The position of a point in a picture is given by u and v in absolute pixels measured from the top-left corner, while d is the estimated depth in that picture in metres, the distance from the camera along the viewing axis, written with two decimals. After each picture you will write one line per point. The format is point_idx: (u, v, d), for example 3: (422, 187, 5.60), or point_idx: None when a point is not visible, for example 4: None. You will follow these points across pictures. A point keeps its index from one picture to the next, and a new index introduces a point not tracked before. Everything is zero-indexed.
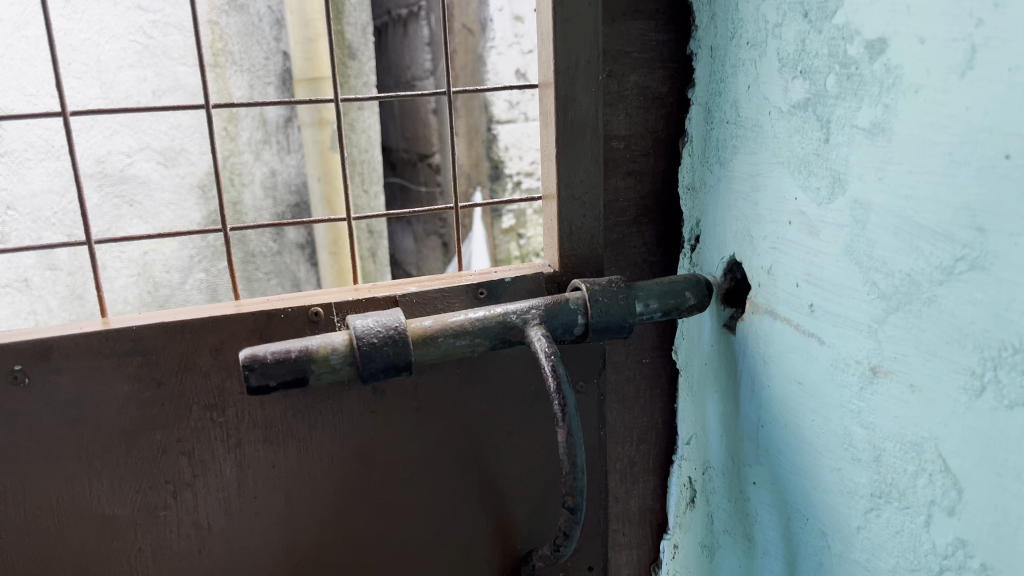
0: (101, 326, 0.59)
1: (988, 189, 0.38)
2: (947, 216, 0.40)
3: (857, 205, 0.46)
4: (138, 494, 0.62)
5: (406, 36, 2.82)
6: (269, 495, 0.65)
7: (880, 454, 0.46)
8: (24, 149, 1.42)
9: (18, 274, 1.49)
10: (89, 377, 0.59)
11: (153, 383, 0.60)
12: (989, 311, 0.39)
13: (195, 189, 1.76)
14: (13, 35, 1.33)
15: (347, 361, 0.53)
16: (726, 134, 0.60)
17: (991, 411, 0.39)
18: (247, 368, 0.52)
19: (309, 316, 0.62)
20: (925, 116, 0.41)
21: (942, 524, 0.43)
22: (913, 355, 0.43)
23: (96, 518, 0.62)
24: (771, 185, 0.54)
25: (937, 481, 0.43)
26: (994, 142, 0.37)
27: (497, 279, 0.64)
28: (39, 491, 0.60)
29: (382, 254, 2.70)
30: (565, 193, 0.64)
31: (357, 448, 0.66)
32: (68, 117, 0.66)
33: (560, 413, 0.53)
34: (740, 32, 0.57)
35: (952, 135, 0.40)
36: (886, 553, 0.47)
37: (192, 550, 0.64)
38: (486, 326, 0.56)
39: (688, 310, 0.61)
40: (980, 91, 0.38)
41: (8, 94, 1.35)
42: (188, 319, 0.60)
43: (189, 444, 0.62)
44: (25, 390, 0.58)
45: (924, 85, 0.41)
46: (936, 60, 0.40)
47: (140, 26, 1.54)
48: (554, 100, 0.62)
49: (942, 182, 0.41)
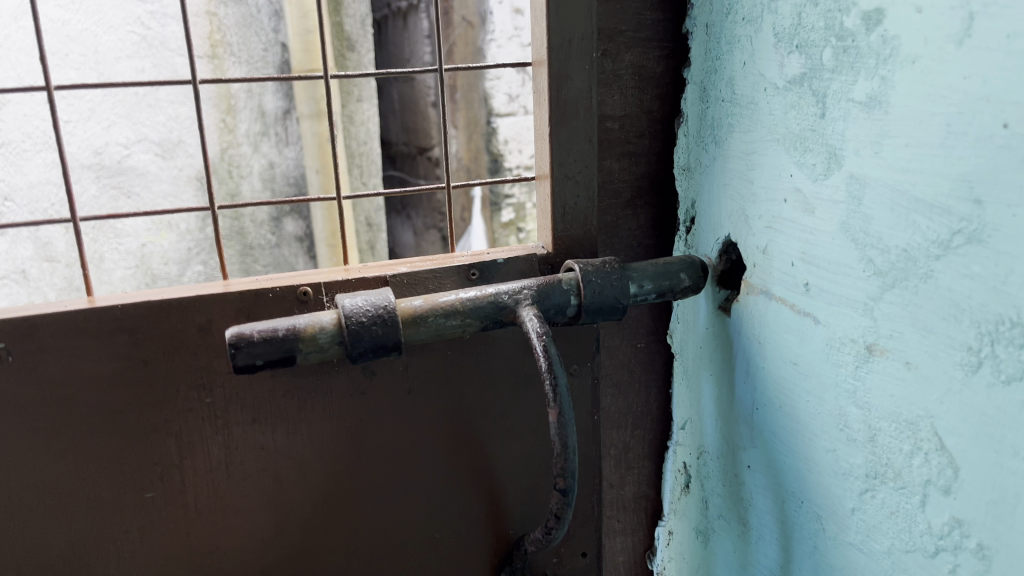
0: (87, 304, 0.59)
1: (986, 160, 0.37)
2: (944, 189, 0.40)
3: (853, 180, 0.46)
4: (125, 475, 0.62)
5: (406, 28, 2.81)
6: (258, 478, 0.65)
7: (875, 434, 0.46)
8: (21, 141, 1.44)
9: (16, 265, 1.51)
10: (75, 356, 0.58)
11: (140, 362, 0.60)
12: (987, 285, 0.38)
13: (193, 181, 1.73)
14: (11, 25, 1.33)
15: (335, 340, 0.53)
16: (722, 113, 0.59)
17: (988, 387, 0.38)
18: (233, 346, 0.52)
19: (298, 296, 0.61)
20: (922, 86, 0.40)
21: (938, 504, 0.42)
22: (909, 332, 0.43)
23: (82, 500, 0.61)
24: (767, 163, 0.53)
25: (932, 460, 0.42)
26: (992, 111, 0.37)
27: (489, 260, 0.64)
28: (24, 471, 0.59)
29: (381, 247, 2.70)
30: (559, 173, 0.63)
31: (347, 431, 0.65)
32: (52, 92, 0.65)
33: (552, 393, 0.52)
34: (737, 8, 0.56)
35: (950, 105, 0.39)
36: (881, 535, 0.46)
37: (180, 532, 0.64)
38: (477, 307, 0.55)
39: (683, 292, 0.60)
40: (978, 59, 0.37)
41: (7, 84, 1.35)
42: (176, 298, 0.59)
43: (176, 424, 0.62)
44: (10, 367, 0.58)
45: (922, 55, 0.40)
46: (934, 29, 0.39)
47: (138, 17, 1.53)
48: (547, 78, 0.61)
49: (939, 154, 0.40)
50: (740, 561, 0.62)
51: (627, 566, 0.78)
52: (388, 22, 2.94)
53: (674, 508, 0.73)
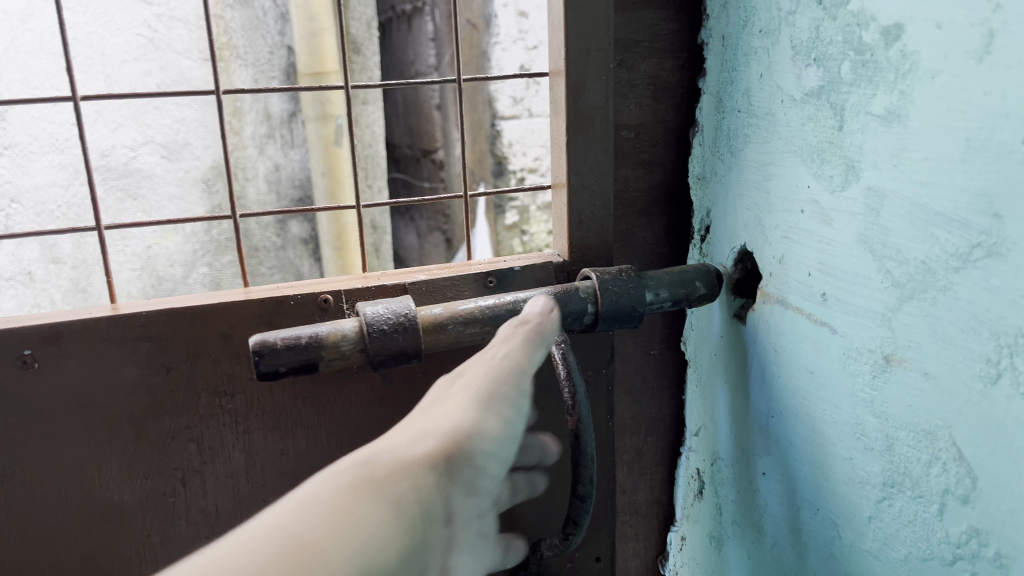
0: (109, 311, 0.59)
1: (1006, 175, 0.38)
2: (963, 203, 0.40)
3: (871, 192, 0.46)
4: (147, 480, 0.63)
5: (410, 31, 2.82)
6: (277, 483, 0.66)
7: (892, 443, 0.46)
8: (28, 142, 1.39)
9: (22, 267, 1.49)
10: (98, 362, 0.59)
11: (162, 368, 0.61)
12: (1006, 298, 0.38)
13: (199, 183, 1.75)
14: (17, 27, 1.33)
15: (357, 347, 0.53)
16: (738, 123, 0.59)
17: (1006, 399, 0.39)
18: (256, 353, 0.52)
19: (319, 304, 0.62)
20: (942, 101, 0.41)
21: (956, 513, 0.42)
22: (927, 343, 0.43)
23: (105, 505, 0.62)
24: (784, 174, 0.54)
25: (950, 469, 0.42)
26: (1012, 127, 0.37)
27: (506, 268, 0.64)
28: (48, 476, 0.60)
29: (386, 250, 2.71)
30: (576, 182, 0.64)
31: (365, 436, 0.66)
32: (80, 102, 0.68)
33: (571, 401, 0.53)
34: (754, 20, 0.56)
35: (970, 121, 0.39)
36: (898, 542, 0.47)
37: (200, 535, 0.65)
38: (497, 315, 0.56)
39: (699, 300, 0.60)
40: (998, 76, 0.38)
41: (13, 87, 1.35)
42: (198, 306, 0.60)
43: (198, 430, 0.63)
44: (34, 374, 0.58)
45: (942, 71, 0.41)
46: (954, 45, 0.40)
47: (145, 20, 1.54)
48: (565, 88, 0.62)
49: (959, 169, 0.40)
50: (753, 566, 0.63)
51: (639, 571, 0.78)
52: (392, 25, 2.95)
53: (687, 514, 0.74)
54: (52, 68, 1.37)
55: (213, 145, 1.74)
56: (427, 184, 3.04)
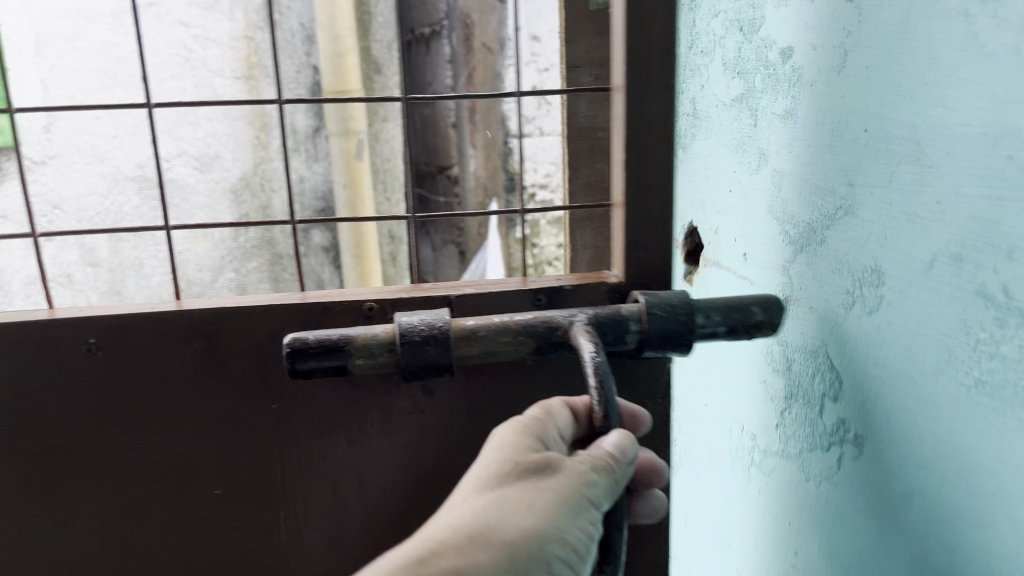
0: (175, 304, 0.73)
1: (854, 154, 0.52)
2: (825, 179, 0.55)
3: (774, 174, 0.61)
4: (192, 460, 0.76)
5: (427, 52, 2.99)
6: (317, 476, 0.77)
7: (790, 362, 0.62)
8: (72, 153, 1.96)
9: (65, 270, 1.92)
10: (151, 350, 0.73)
11: (207, 358, 0.73)
12: (856, 244, 0.53)
13: (226, 193, 2.21)
14: (65, 46, 1.87)
15: (385, 347, 0.60)
16: (686, 119, 0.76)
17: (858, 318, 0.53)
18: (289, 349, 0.60)
19: (364, 310, 0.72)
20: (816, 105, 0.56)
21: (829, 408, 0.57)
22: (811, 283, 0.58)
23: (167, 480, 0.76)
24: (718, 161, 0.69)
25: (824, 376, 0.57)
26: (857, 121, 0.52)
27: (556, 287, 0.71)
28: (109, 445, 0.75)
29: (403, 259, 2.85)
30: (631, 200, 0.70)
31: (402, 439, 0.77)
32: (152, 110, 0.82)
33: (596, 399, 0.52)
34: (695, 37, 0.73)
35: (830, 116, 0.54)
36: (793, 439, 0.62)
37: (238, 517, 0.78)
38: (534, 327, 0.60)
39: (756, 325, 0.60)
40: (846, 85, 0.53)
41: (64, 99, 1.92)
42: (252, 305, 0.72)
43: (239, 417, 0.75)
44: (96, 356, 0.73)
45: (815, 82, 0.56)
46: (823, 61, 0.55)
47: (181, 41, 2.01)
48: (626, 102, 0.68)
49: (825, 153, 0.55)
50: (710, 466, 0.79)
51: None
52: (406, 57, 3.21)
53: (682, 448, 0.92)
54: (92, 83, 1.94)
55: (241, 156, 2.19)
56: (442, 199, 3.26)
